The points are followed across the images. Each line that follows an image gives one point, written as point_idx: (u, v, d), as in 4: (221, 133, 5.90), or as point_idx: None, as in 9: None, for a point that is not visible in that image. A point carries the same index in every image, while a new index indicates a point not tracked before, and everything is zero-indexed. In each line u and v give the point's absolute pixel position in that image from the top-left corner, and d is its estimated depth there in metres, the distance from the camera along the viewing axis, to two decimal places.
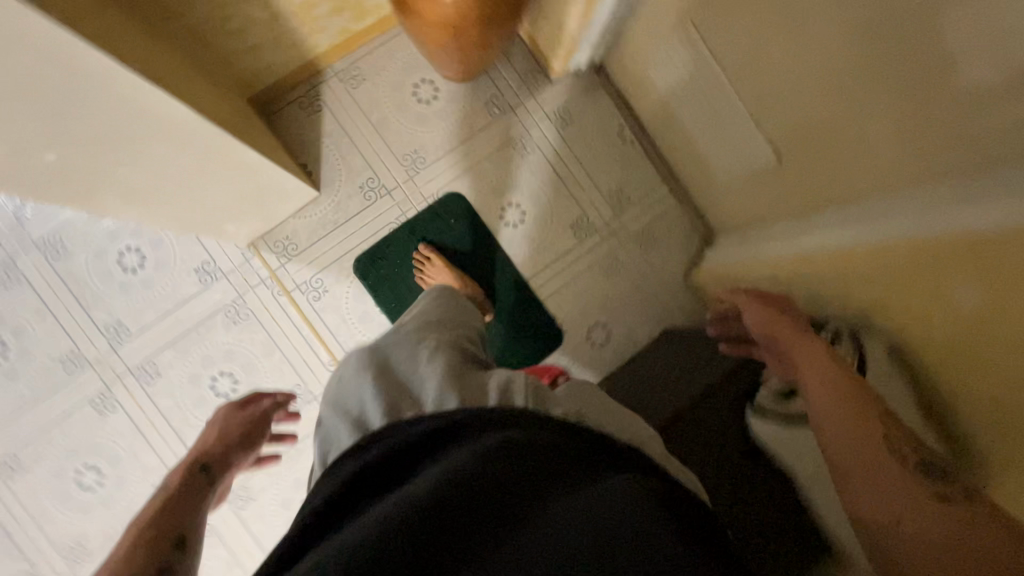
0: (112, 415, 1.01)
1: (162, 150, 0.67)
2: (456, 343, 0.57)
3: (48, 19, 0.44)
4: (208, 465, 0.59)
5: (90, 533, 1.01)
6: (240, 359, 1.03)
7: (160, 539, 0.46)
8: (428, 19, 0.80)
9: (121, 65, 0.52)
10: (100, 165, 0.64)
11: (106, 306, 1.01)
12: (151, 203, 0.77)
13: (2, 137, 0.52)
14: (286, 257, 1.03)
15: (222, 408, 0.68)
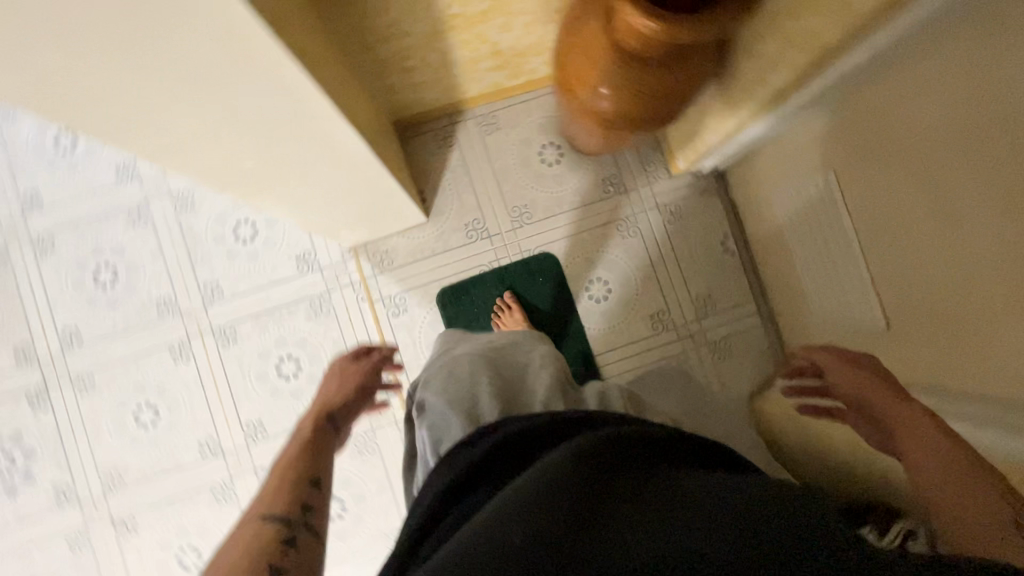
0: (184, 365, 1.08)
1: (330, 179, 0.71)
2: (555, 364, 0.71)
3: (301, 80, 0.47)
4: (333, 418, 0.66)
5: (129, 466, 1.07)
6: (310, 348, 1.08)
7: (304, 480, 0.52)
8: (585, 101, 0.81)
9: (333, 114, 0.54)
10: (280, 189, 0.67)
11: (210, 266, 1.09)
12: (293, 217, 0.80)
13: (219, 163, 0.55)
14: (380, 269, 1.09)
15: (338, 361, 0.77)
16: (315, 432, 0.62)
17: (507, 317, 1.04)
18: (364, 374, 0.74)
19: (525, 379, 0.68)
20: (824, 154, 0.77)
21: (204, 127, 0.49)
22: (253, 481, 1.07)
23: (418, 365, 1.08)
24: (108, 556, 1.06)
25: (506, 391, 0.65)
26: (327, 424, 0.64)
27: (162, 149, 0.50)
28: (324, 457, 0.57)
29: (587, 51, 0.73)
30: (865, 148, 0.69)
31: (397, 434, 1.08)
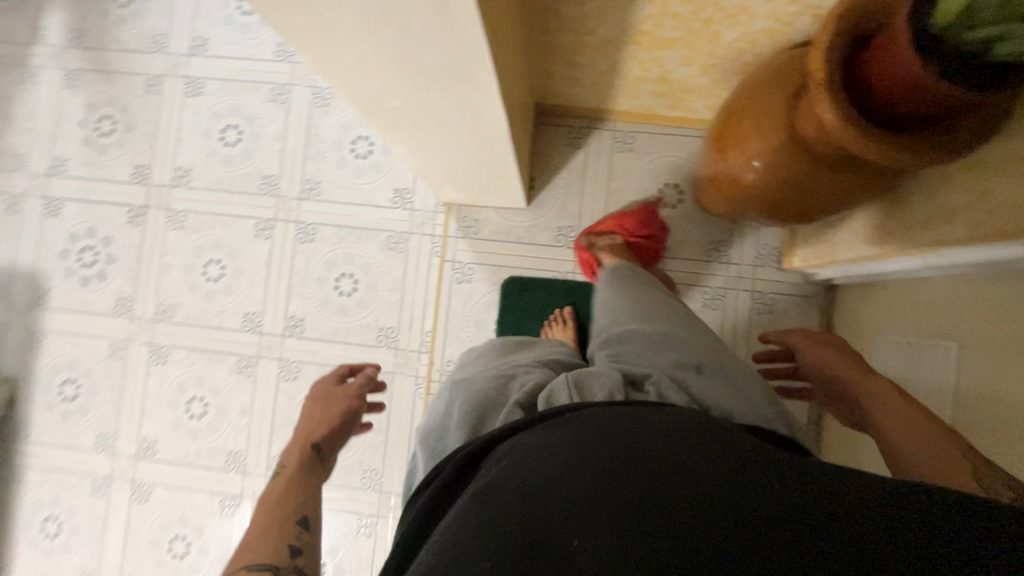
0: (261, 241, 1.15)
1: (460, 140, 0.72)
2: (537, 375, 0.60)
3: (482, 51, 0.46)
4: (319, 446, 0.68)
5: (181, 307, 1.16)
6: (371, 276, 1.12)
7: (289, 524, 0.53)
8: (739, 153, 0.74)
9: (492, 87, 0.54)
10: (410, 129, 0.69)
11: (319, 164, 1.14)
12: (411, 155, 0.81)
13: (369, 86, 0.56)
14: (463, 233, 1.10)
15: (320, 385, 0.80)
16: (300, 469, 0.64)
17: (557, 330, 1.03)
18: (348, 398, 0.77)
19: (497, 406, 0.56)
20: (957, 322, 0.69)
21: (371, 57, 0.49)
22: (275, 368, 1.13)
23: (458, 334, 1.09)
24: (134, 374, 1.17)
25: (472, 411, 0.56)
26: (312, 457, 0.66)
27: (329, 65, 0.52)
28: (307, 497, 0.58)
29: (758, 117, 0.69)
30: (1007, 337, 0.61)
31: (411, 388, 1.11)
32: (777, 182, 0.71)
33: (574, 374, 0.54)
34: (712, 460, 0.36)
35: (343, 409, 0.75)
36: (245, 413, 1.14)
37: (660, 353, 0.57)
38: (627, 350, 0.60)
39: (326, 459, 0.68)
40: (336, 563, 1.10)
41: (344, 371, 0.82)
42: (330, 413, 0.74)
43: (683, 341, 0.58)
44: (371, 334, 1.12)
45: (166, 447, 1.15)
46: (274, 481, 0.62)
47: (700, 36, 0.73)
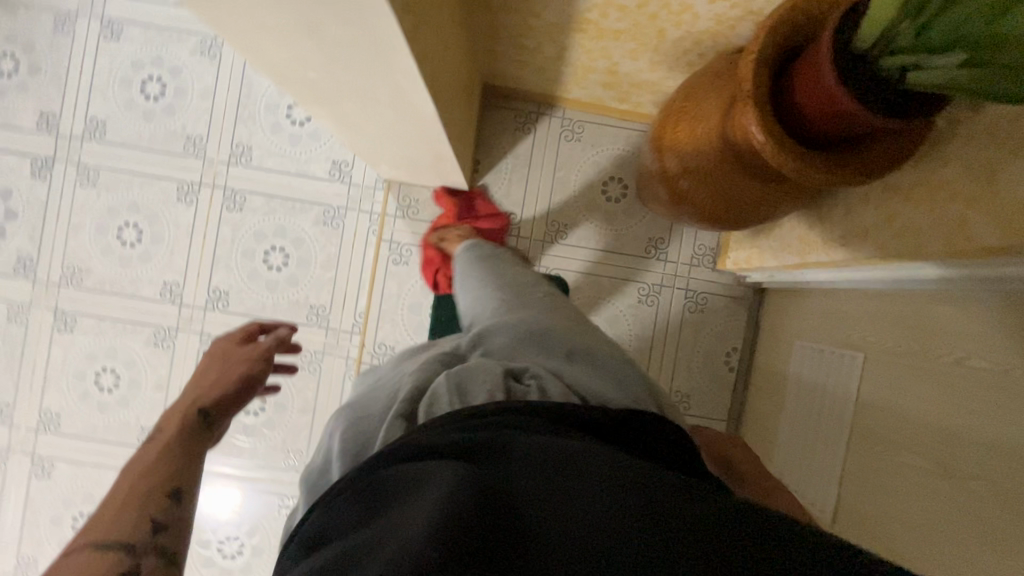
0: (185, 206, 1.07)
1: (391, 119, 0.68)
2: (425, 367, 0.52)
3: (396, 31, 0.43)
4: (205, 414, 0.53)
5: (92, 272, 1.08)
6: (303, 251, 1.07)
7: (154, 496, 0.43)
8: (678, 153, 0.74)
9: (415, 69, 0.51)
10: (335, 104, 0.65)
11: (251, 127, 1.07)
12: (341, 130, 0.77)
13: (282, 57, 0.52)
14: (402, 213, 1.06)
15: (220, 338, 0.61)
16: (176, 437, 0.49)
17: None
18: (251, 357, 0.59)
19: (375, 418, 0.48)
20: (864, 332, 0.72)
21: (273, 22, 0.44)
22: (196, 342, 1.07)
23: (393, 316, 1.07)
24: (36, 342, 1.08)
25: (349, 427, 0.48)
26: (193, 424, 0.51)
27: (231, 28, 0.47)
28: (181, 472, 0.46)
29: (695, 119, 0.69)
30: (910, 351, 0.63)
31: (341, 369, 1.07)
32: (712, 184, 0.71)
33: (450, 371, 0.49)
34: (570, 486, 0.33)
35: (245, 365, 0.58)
36: (161, 388, 1.08)
37: (530, 345, 0.56)
38: (498, 341, 0.57)
39: (218, 423, 0.53)
40: (254, 543, 1.08)
41: (255, 328, 0.63)
42: (227, 368, 0.57)
43: (551, 337, 0.57)
44: (300, 311, 1.07)
45: (71, 420, 1.08)
46: (144, 447, 0.49)
47: (645, 31, 0.71)
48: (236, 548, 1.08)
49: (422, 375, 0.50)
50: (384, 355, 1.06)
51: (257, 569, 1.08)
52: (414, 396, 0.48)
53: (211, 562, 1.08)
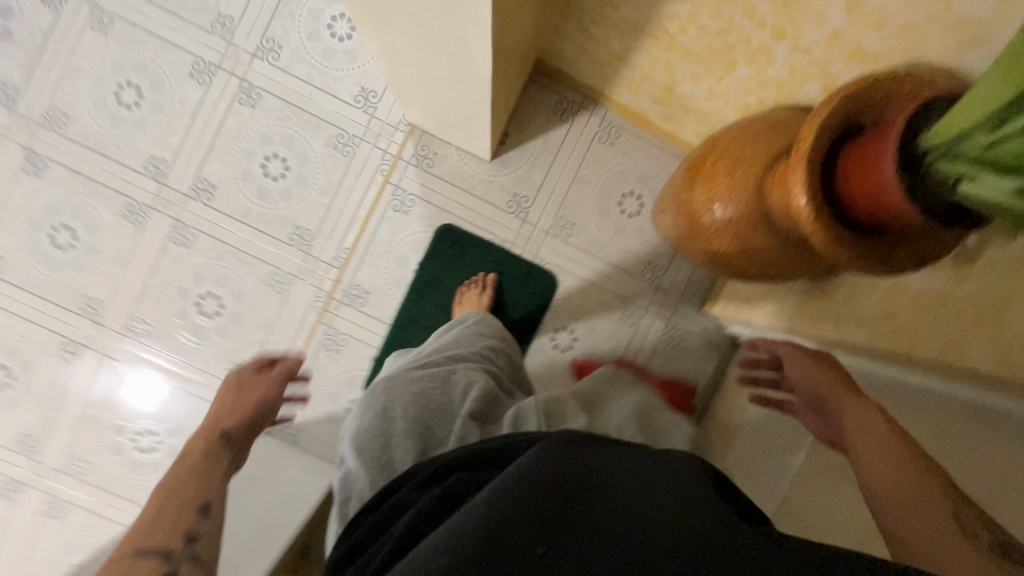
0: (195, 85, 1.02)
1: (441, 64, 0.65)
2: (483, 384, 0.63)
3: None
4: (231, 433, 0.64)
5: (77, 122, 1.01)
6: (305, 168, 1.03)
7: (187, 512, 0.49)
8: (708, 195, 0.73)
9: (488, 21, 0.49)
10: (389, 31, 0.61)
11: (288, 26, 1.01)
12: (385, 59, 0.73)
13: None
14: (416, 162, 1.03)
15: (236, 371, 0.74)
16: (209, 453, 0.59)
17: (474, 295, 1.00)
18: (270, 383, 0.73)
19: (450, 412, 0.59)
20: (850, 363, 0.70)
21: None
22: (168, 226, 1.03)
23: (377, 262, 1.04)
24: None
25: (422, 419, 0.57)
26: (223, 442, 0.62)
27: None
28: (208, 485, 0.54)
29: (736, 163, 0.68)
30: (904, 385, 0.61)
31: (308, 299, 1.04)
32: (733, 233, 0.70)
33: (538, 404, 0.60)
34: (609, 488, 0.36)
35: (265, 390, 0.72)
36: (118, 262, 1.03)
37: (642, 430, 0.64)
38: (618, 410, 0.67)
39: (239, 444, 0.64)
40: (173, 443, 1.05)
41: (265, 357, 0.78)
42: (249, 392, 0.71)
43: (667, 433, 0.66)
44: (284, 228, 1.03)
45: (15, 265, 1.03)
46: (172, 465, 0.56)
47: (717, 59, 0.70)
48: (153, 443, 1.05)
49: (486, 390, 0.62)
50: (356, 297, 1.04)
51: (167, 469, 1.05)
52: (481, 410, 0.59)
53: (123, 449, 1.05)
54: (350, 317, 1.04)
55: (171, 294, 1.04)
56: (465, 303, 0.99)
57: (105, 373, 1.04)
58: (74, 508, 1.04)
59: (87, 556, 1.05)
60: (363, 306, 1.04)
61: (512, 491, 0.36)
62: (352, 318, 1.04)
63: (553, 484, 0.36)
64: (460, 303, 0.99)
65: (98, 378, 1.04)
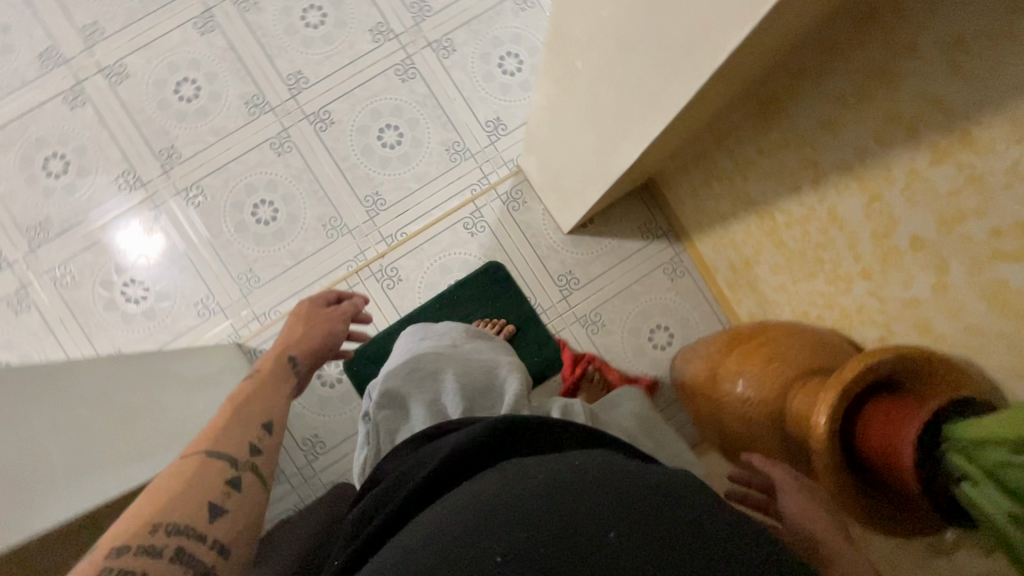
0: (369, 39, 1.12)
1: (583, 143, 0.72)
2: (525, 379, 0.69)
3: (676, 105, 0.48)
4: (296, 359, 0.69)
5: (258, 13, 1.11)
6: (412, 150, 1.10)
7: (254, 427, 0.56)
8: (742, 362, 0.76)
9: (650, 137, 0.55)
10: (561, 96, 0.69)
11: (469, 38, 1.13)
12: (540, 111, 0.80)
13: (576, 38, 0.56)
14: (504, 199, 1.10)
15: (303, 304, 0.78)
16: (276, 376, 0.65)
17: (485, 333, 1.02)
18: (335, 320, 0.78)
19: (495, 388, 0.66)
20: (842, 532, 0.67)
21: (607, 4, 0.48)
22: (273, 131, 1.09)
23: (424, 259, 1.08)
24: (168, 15, 1.11)
25: (471, 389, 0.65)
26: (287, 366, 0.68)
27: None
28: (273, 403, 0.61)
29: (778, 357, 0.72)
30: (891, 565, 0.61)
31: (348, 255, 1.08)
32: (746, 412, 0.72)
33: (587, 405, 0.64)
34: (602, 487, 0.35)
35: (325, 333, 0.75)
36: (214, 134, 1.09)
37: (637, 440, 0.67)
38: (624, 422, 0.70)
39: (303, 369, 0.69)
40: (153, 306, 1.06)
41: (332, 297, 0.81)
42: (313, 331, 0.74)
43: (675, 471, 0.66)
44: (365, 187, 1.09)
45: (130, 88, 1.09)
46: (244, 381, 0.64)
47: (803, 263, 0.76)
48: (137, 297, 1.06)
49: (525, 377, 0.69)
50: (388, 278, 1.07)
51: (133, 325, 1.06)
52: (523, 396, 0.65)
53: (110, 286, 1.06)
54: (372, 291, 1.07)
55: (238, 184, 1.09)
56: None
57: (140, 217, 1.08)
58: (33, 311, 1.05)
59: (13, 360, 1.03)
60: (388, 288, 1.07)
61: (496, 505, 0.35)
62: (374, 292, 1.07)
63: (534, 491, 0.36)
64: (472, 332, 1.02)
65: (132, 217, 1.08)
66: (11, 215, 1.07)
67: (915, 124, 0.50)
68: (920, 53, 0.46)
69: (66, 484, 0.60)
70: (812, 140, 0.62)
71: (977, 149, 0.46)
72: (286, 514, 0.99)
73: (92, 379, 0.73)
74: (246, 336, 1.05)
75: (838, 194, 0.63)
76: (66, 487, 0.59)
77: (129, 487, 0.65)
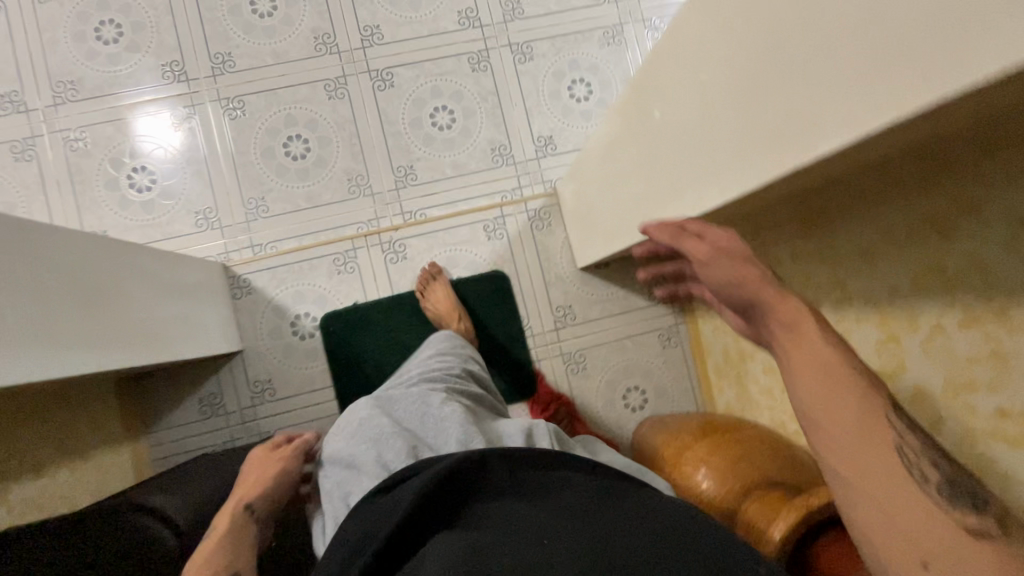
0: (456, 20, 1.11)
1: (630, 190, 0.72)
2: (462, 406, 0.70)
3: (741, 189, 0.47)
4: (251, 507, 0.72)
5: None
6: (460, 138, 1.09)
7: None
8: (712, 454, 0.74)
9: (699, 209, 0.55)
10: (626, 139, 0.69)
11: (549, 53, 1.13)
12: (598, 147, 0.80)
13: (670, 87, 0.55)
14: (531, 216, 1.09)
15: (258, 447, 0.82)
16: (230, 531, 0.68)
17: (437, 287, 1.03)
18: (288, 457, 0.79)
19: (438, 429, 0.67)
20: None
21: (727, 37, 0.45)
22: (332, 75, 1.08)
23: (434, 246, 1.07)
24: None
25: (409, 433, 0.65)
26: (242, 517, 0.70)
27: (685, 38, 0.51)
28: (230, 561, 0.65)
29: (748, 459, 0.71)
30: None
31: (363, 216, 1.06)
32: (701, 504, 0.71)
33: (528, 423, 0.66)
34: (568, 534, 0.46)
35: (280, 470, 0.77)
36: (274, 57, 1.07)
37: None
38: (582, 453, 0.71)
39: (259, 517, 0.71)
40: (154, 200, 1.03)
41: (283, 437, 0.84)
42: (265, 471, 0.76)
43: None
44: (402, 158, 1.08)
45: None
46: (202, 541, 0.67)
47: None
48: (141, 186, 1.03)
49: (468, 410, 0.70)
50: (394, 252, 1.06)
51: (128, 212, 1.03)
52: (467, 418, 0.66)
53: (119, 167, 1.03)
54: (373, 260, 1.05)
55: (280, 113, 1.07)
56: (431, 293, 1.02)
57: (173, 110, 1.05)
58: (34, 164, 1.02)
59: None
60: (391, 262, 1.05)
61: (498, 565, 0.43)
62: (375, 262, 1.05)
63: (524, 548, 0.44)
64: (427, 294, 1.02)
65: (165, 108, 1.05)
66: (45, 64, 1.04)
67: (952, 282, 0.50)
68: (982, 218, 0.46)
69: (32, 345, 0.56)
70: (849, 264, 0.62)
71: (1010, 325, 0.46)
72: (217, 447, 0.99)
73: (79, 238, 0.68)
74: (234, 261, 1.03)
75: (857, 323, 0.63)
76: (30, 349, 0.56)
77: (77, 373, 0.61)
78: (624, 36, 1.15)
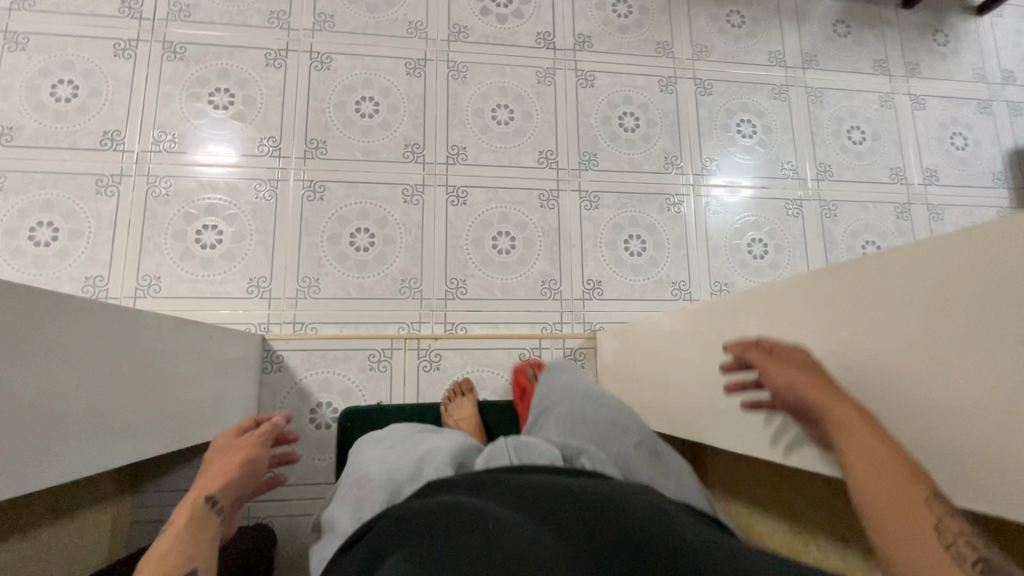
0: (536, 159, 1.20)
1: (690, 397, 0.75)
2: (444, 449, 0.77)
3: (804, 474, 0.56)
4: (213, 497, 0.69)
5: (461, 86, 1.21)
6: (515, 265, 1.15)
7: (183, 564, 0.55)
8: None
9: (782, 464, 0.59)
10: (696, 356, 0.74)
11: (614, 205, 1.21)
12: (654, 339, 0.85)
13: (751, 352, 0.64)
14: (565, 354, 1.12)
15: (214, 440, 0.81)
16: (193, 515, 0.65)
17: (457, 402, 1.03)
18: (254, 446, 0.78)
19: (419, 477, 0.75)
20: None
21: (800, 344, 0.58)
22: (412, 183, 1.15)
23: (467, 362, 1.09)
24: (393, 44, 1.21)
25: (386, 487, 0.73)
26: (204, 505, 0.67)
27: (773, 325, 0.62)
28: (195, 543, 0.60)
29: None
30: None
31: (407, 318, 1.09)
32: None
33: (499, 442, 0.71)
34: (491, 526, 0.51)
35: (242, 456, 0.76)
36: (364, 154, 1.15)
37: None
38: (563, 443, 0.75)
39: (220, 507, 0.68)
40: (214, 259, 1.06)
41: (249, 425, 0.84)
42: (224, 460, 0.75)
43: None
44: (457, 271, 1.12)
45: (323, 79, 1.17)
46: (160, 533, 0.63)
47: None
48: (206, 243, 1.07)
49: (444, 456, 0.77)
50: (427, 360, 1.08)
51: (186, 264, 1.05)
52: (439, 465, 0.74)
53: (191, 221, 1.07)
54: (406, 363, 1.07)
55: (355, 204, 1.12)
56: (451, 410, 1.02)
57: (257, 180, 1.11)
58: (112, 201, 1.06)
59: (65, 232, 1.03)
60: (422, 368, 1.07)
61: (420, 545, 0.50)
62: (408, 365, 1.07)
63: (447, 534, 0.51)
64: (447, 409, 1.02)
65: (250, 177, 1.11)
66: (153, 113, 1.10)
67: None
68: None
69: (78, 442, 0.53)
70: None
71: None
72: None
73: (160, 317, 0.67)
74: (272, 334, 1.04)
75: None
76: (72, 449, 0.52)
77: (112, 467, 0.58)
78: (683, 207, 1.24)
